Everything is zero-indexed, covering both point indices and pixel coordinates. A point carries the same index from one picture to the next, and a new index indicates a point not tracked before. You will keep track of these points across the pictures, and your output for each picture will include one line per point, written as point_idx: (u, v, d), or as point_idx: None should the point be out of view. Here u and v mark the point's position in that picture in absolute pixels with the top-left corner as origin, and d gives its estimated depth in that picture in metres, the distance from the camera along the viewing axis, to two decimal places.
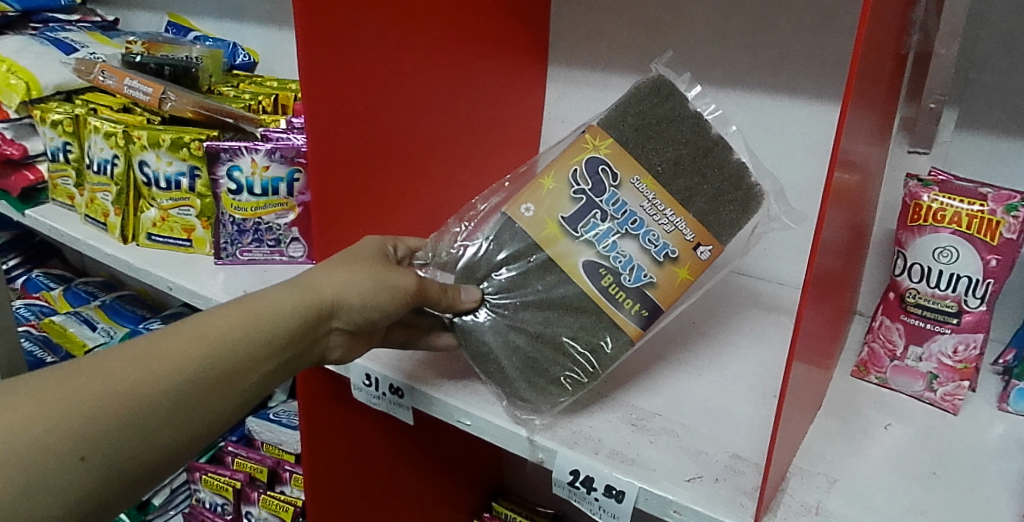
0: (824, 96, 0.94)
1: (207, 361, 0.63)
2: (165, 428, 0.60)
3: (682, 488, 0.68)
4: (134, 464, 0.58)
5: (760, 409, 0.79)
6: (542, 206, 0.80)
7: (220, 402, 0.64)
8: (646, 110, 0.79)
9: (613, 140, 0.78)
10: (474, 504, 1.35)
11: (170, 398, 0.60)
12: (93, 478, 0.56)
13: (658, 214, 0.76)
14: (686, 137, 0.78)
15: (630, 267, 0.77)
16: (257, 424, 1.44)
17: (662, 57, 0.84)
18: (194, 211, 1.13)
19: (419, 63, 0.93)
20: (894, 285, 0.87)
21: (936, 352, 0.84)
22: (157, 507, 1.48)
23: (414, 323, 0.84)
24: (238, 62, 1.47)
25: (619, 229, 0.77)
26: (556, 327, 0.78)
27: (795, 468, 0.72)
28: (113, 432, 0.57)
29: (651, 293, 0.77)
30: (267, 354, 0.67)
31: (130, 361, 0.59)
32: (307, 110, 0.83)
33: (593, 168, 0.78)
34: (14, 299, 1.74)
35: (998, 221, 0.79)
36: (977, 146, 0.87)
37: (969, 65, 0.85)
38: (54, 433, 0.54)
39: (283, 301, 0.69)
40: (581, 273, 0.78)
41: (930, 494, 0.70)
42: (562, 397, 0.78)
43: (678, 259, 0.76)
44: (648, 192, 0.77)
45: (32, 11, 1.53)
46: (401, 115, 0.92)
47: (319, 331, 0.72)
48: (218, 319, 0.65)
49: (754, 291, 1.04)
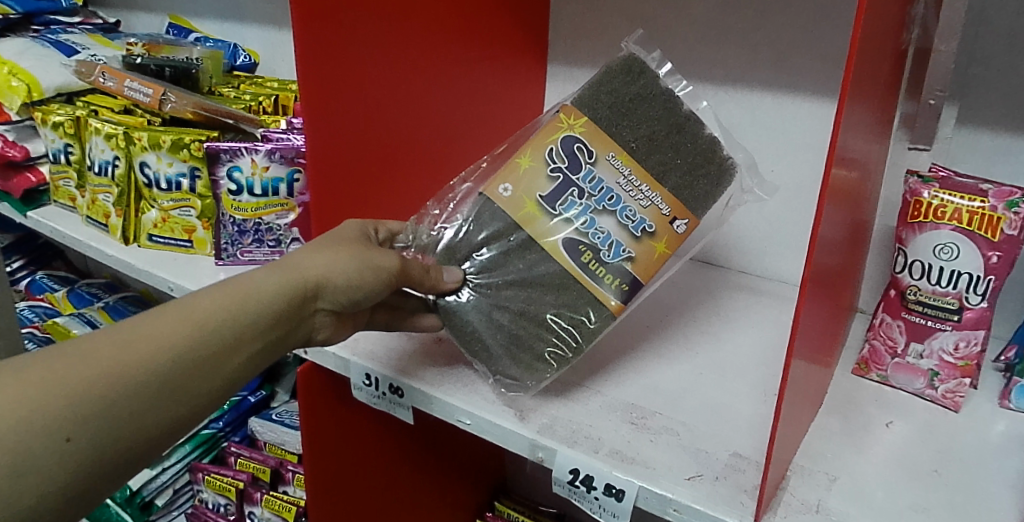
0: (824, 93, 0.94)
1: (193, 341, 0.63)
2: (154, 408, 0.60)
3: (683, 487, 0.68)
4: (123, 446, 0.58)
5: (760, 407, 0.79)
6: (520, 185, 0.81)
7: (207, 382, 0.63)
8: (619, 88, 0.81)
9: (587, 119, 0.80)
10: (476, 503, 1.35)
11: (157, 377, 0.60)
12: (81, 460, 0.56)
13: (634, 190, 0.79)
14: (659, 113, 0.80)
15: (609, 243, 0.79)
16: (260, 425, 1.45)
17: (634, 35, 0.84)
18: (194, 211, 1.14)
19: (416, 45, 0.92)
20: (894, 283, 0.87)
21: (937, 349, 0.84)
22: (161, 508, 1.47)
23: (398, 305, 0.85)
24: (238, 63, 1.47)
25: (596, 206, 0.79)
26: (538, 304, 0.80)
27: (795, 467, 0.72)
28: (98, 414, 0.56)
29: (631, 268, 0.78)
30: (252, 333, 0.67)
31: (113, 343, 0.59)
32: (302, 82, 0.81)
33: (569, 146, 0.80)
34: (18, 301, 1.75)
35: (999, 217, 0.79)
36: (978, 142, 0.87)
37: (970, 60, 0.85)
38: (39, 413, 0.54)
39: (267, 282, 0.69)
40: (561, 251, 0.79)
41: (932, 492, 0.70)
42: (547, 373, 0.80)
43: (656, 234, 0.78)
44: (623, 169, 0.79)
45: (34, 14, 1.53)
46: (395, 95, 0.91)
47: (304, 311, 0.72)
48: (201, 300, 0.65)
49: (756, 289, 1.04)
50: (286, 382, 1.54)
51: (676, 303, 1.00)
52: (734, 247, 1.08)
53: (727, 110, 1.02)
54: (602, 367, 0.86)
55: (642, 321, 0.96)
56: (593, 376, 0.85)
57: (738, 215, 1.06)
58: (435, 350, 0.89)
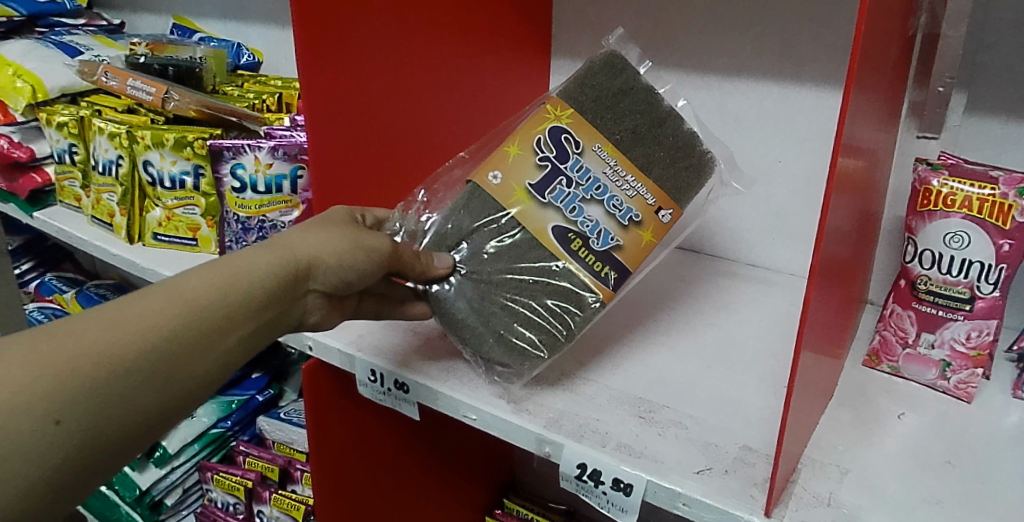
0: (831, 83, 0.93)
1: (183, 320, 0.62)
2: (143, 391, 0.59)
3: (692, 481, 0.67)
4: (111, 429, 0.58)
5: (770, 400, 0.78)
6: (509, 173, 0.81)
7: (200, 363, 0.63)
8: (601, 83, 0.82)
9: (573, 111, 0.81)
10: (484, 501, 1.34)
11: (147, 358, 0.59)
12: (69, 443, 0.55)
13: (619, 180, 0.79)
14: (641, 107, 0.81)
15: (598, 231, 0.79)
16: (269, 424, 1.44)
17: (612, 34, 0.87)
18: (199, 210, 1.13)
19: (415, 21, 0.90)
20: (905, 273, 0.85)
21: (948, 339, 0.83)
22: (170, 507, 1.48)
23: (387, 293, 0.85)
24: (243, 62, 1.47)
25: (584, 195, 0.79)
26: (530, 292, 0.79)
27: (806, 460, 0.71)
28: (87, 396, 0.56)
29: (618, 255, 0.79)
30: (244, 313, 0.66)
31: (103, 323, 0.58)
32: (302, 48, 0.80)
33: (556, 136, 0.80)
34: (26, 302, 1.75)
35: (1011, 204, 0.77)
36: (987, 129, 0.86)
37: (978, 46, 0.83)
38: (27, 394, 0.53)
39: (258, 261, 0.69)
40: (550, 237, 0.79)
41: (945, 484, 0.69)
42: (540, 361, 0.78)
43: (642, 222, 0.79)
44: (609, 159, 0.79)
45: (38, 15, 1.53)
46: (394, 67, 0.89)
47: (296, 292, 0.72)
48: (190, 279, 0.64)
49: (764, 282, 1.03)
50: (294, 380, 1.54)
51: (685, 296, 0.99)
52: (742, 240, 1.07)
53: (734, 100, 1.01)
54: (608, 359, 0.85)
55: (651, 312, 0.95)
56: (599, 370, 0.84)
57: (744, 207, 1.05)
58: (439, 345, 0.88)
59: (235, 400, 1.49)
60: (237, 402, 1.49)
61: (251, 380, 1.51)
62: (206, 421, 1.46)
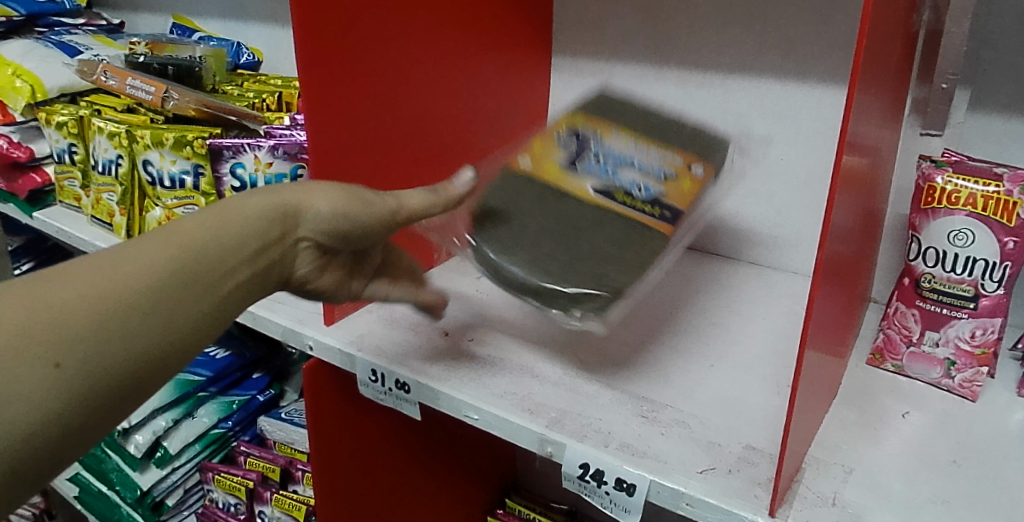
0: (834, 80, 0.92)
1: (178, 260, 0.60)
2: (144, 331, 0.56)
3: (695, 481, 0.67)
4: (114, 372, 0.54)
5: (773, 399, 0.78)
6: (540, 157, 0.90)
7: (199, 304, 0.60)
8: (599, 99, 0.97)
9: (582, 115, 0.95)
10: (486, 500, 1.34)
11: (145, 296, 0.57)
12: (72, 385, 0.52)
13: (643, 152, 0.89)
14: (638, 110, 0.96)
15: (639, 187, 0.85)
16: (270, 424, 1.44)
17: None
18: (198, 209, 1.11)
19: (411, 27, 0.89)
20: (909, 271, 0.85)
21: (953, 337, 0.82)
22: (170, 508, 1.47)
23: (396, 266, 0.87)
24: (243, 62, 1.46)
25: (614, 166, 0.87)
26: (582, 241, 0.80)
27: (811, 459, 0.70)
28: (87, 335, 0.53)
29: (667, 200, 0.84)
30: (238, 255, 0.64)
31: (97, 266, 0.56)
32: (302, 56, 0.78)
33: (570, 132, 0.91)
34: None
35: (1015, 201, 0.77)
36: (991, 126, 0.85)
37: (982, 42, 0.83)
38: (24, 335, 0.50)
39: (250, 205, 0.67)
40: (595, 195, 0.85)
41: (950, 484, 0.69)
42: (606, 294, 0.75)
43: (678, 177, 0.86)
44: (628, 139, 0.90)
45: (37, 15, 1.53)
46: (390, 73, 0.88)
47: (291, 238, 0.70)
48: (181, 222, 0.62)
49: (767, 280, 1.03)
50: (295, 380, 1.55)
51: (688, 295, 0.99)
52: (743, 239, 1.06)
53: (737, 97, 1.00)
54: (609, 359, 0.85)
55: (653, 311, 0.94)
56: (601, 369, 0.83)
57: (746, 205, 1.04)
58: (441, 346, 0.87)
59: (235, 401, 1.47)
60: (238, 402, 1.48)
61: (251, 381, 1.51)
62: (206, 421, 1.44)
